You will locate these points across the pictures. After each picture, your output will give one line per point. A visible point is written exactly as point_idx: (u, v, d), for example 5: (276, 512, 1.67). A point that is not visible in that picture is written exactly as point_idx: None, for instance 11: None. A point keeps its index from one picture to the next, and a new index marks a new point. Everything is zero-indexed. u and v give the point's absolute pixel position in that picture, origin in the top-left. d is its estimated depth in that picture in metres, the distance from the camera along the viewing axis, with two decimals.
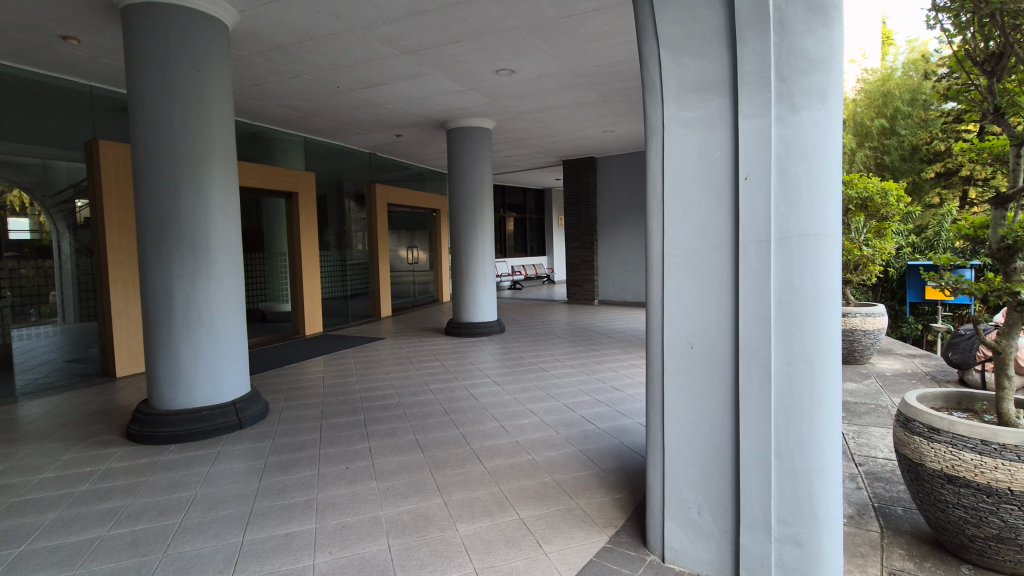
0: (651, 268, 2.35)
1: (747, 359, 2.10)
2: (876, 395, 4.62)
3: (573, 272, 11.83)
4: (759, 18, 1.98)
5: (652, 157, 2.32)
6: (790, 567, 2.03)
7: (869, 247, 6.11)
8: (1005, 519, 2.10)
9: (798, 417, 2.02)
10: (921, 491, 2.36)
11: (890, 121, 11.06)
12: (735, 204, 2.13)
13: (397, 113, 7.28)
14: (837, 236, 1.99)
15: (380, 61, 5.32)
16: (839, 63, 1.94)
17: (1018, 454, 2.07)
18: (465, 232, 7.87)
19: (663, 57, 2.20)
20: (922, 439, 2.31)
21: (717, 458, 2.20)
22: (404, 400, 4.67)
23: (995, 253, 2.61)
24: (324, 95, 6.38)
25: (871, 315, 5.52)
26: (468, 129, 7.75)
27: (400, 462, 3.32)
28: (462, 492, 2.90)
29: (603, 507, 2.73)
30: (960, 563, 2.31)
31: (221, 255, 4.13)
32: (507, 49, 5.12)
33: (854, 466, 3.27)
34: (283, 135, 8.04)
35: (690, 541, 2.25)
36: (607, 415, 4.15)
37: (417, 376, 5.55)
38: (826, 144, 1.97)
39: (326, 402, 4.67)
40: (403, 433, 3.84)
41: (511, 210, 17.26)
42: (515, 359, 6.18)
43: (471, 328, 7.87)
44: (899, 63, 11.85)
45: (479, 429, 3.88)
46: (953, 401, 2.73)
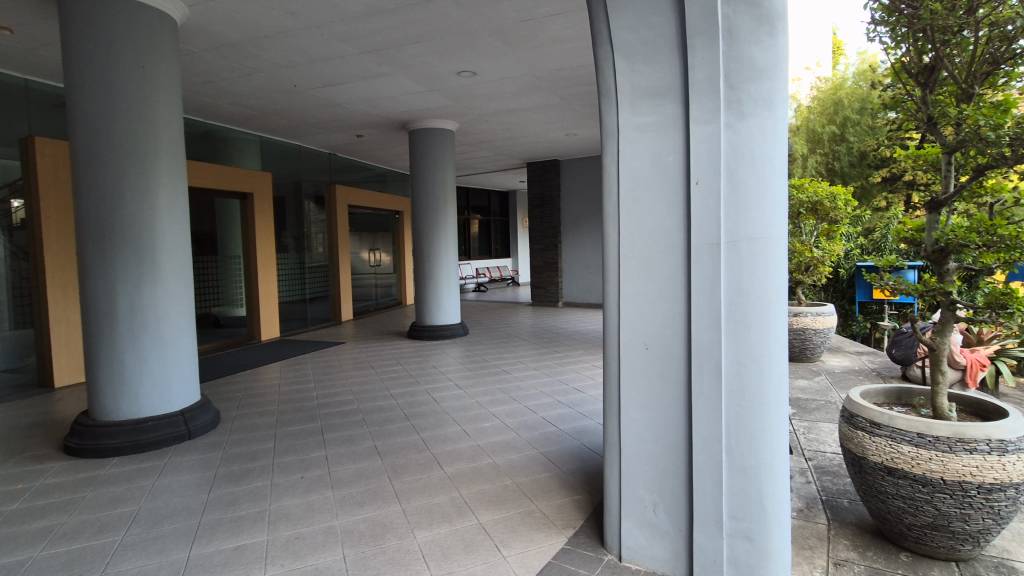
0: (607, 271, 2.38)
1: (699, 359, 2.14)
2: (825, 392, 4.81)
3: (537, 274, 11.89)
4: (708, 27, 2.02)
5: (607, 161, 2.35)
6: (741, 562, 2.08)
7: (819, 249, 6.36)
8: (939, 507, 2.21)
9: (748, 415, 2.08)
10: (863, 483, 2.46)
11: (840, 128, 11.58)
12: (687, 207, 2.18)
13: (357, 113, 7.16)
14: (782, 241, 2.06)
15: (338, 60, 5.22)
16: (783, 72, 2.01)
17: (950, 445, 2.18)
18: (427, 234, 7.79)
19: (617, 63, 2.22)
20: (864, 434, 2.41)
21: (672, 457, 2.24)
22: (364, 405, 4.58)
23: (931, 254, 2.75)
24: (281, 94, 6.21)
25: (821, 315, 5.72)
26: (430, 130, 7.69)
27: (357, 469, 3.25)
28: (421, 498, 2.86)
29: (562, 508, 2.75)
30: (899, 551, 2.42)
31: (170, 259, 3.97)
32: (467, 50, 5.10)
33: (803, 461, 3.39)
34: (238, 134, 7.80)
35: (645, 539, 2.28)
36: (569, 416, 4.18)
37: (377, 380, 5.45)
38: (772, 150, 2.04)
39: (283, 410, 4.54)
40: (361, 439, 3.76)
41: (475, 211, 17.14)
42: (478, 362, 6.16)
43: (434, 332, 7.80)
44: (849, 72, 12.40)
45: (440, 433, 3.84)
46: (893, 396, 2.87)
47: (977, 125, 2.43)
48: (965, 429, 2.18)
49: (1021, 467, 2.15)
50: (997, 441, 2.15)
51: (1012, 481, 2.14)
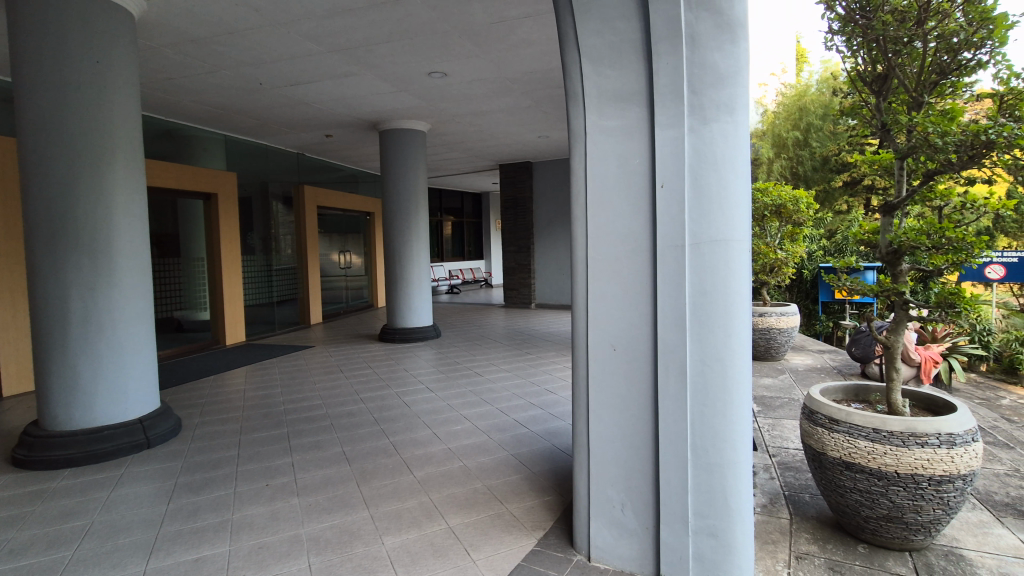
0: (576, 273, 2.40)
1: (665, 359, 2.17)
2: (789, 390, 4.94)
3: (510, 276, 11.91)
4: (671, 33, 2.06)
5: (575, 164, 2.37)
6: (706, 558, 2.12)
7: (783, 251, 6.55)
8: (893, 499, 2.29)
9: (712, 413, 2.12)
10: (823, 477, 2.53)
11: (804, 133, 11.94)
12: (653, 210, 2.21)
13: (326, 113, 7.04)
14: (744, 243, 2.10)
15: (305, 58, 5.13)
16: (745, 78, 2.06)
17: (904, 439, 2.27)
18: (399, 235, 7.71)
19: (584, 67, 2.24)
20: (823, 430, 2.49)
21: (639, 456, 2.26)
22: (332, 410, 4.50)
23: (885, 256, 2.85)
24: (246, 92, 6.06)
25: (785, 314, 5.89)
26: (401, 131, 7.62)
27: (325, 475, 3.19)
28: (390, 504, 2.83)
29: (532, 510, 2.75)
30: (857, 542, 2.50)
31: (127, 262, 3.83)
32: (438, 51, 5.08)
33: (767, 457, 3.47)
34: (201, 133, 7.59)
35: (614, 539, 2.30)
36: (540, 417, 4.19)
37: (347, 384, 5.36)
38: (733, 155, 2.08)
39: (248, 416, 4.42)
40: (329, 445, 3.69)
41: (448, 213, 17.04)
42: (450, 364, 6.12)
43: (406, 334, 7.73)
44: (813, 79, 12.78)
45: (410, 437, 3.80)
46: (851, 393, 2.96)
47: (926, 133, 2.53)
48: (917, 424, 2.27)
49: (968, 459, 2.25)
50: (947, 435, 2.25)
51: (960, 472, 2.23)
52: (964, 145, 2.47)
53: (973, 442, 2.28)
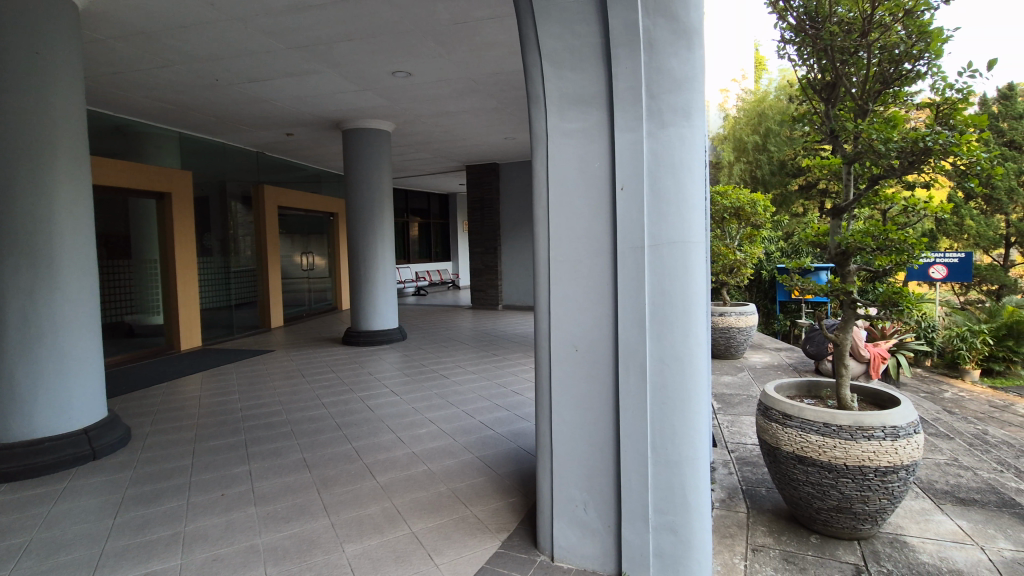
0: (538, 274, 2.41)
1: (625, 359, 2.20)
2: (747, 387, 5.09)
3: (477, 277, 11.89)
4: (630, 37, 2.09)
5: (537, 165, 2.38)
6: (666, 553, 2.16)
7: (741, 252, 6.74)
8: (843, 491, 2.38)
9: (671, 412, 2.16)
10: (778, 472, 2.61)
11: (763, 138, 12.44)
12: (613, 212, 2.24)
13: (287, 111, 6.87)
14: (701, 245, 2.15)
15: (263, 55, 5.00)
16: (701, 84, 2.11)
17: (852, 433, 2.37)
18: (363, 237, 7.59)
19: (545, 69, 2.25)
20: (777, 425, 2.57)
21: (601, 454, 2.29)
22: (292, 416, 4.38)
23: (835, 257, 2.96)
24: (202, 88, 5.86)
25: (743, 314, 6.07)
26: (365, 130, 7.50)
27: (283, 483, 3.11)
28: (352, 510, 2.77)
29: (497, 512, 2.75)
30: (810, 533, 2.59)
31: (72, 265, 3.66)
32: (401, 51, 5.03)
33: (726, 453, 3.57)
34: (154, 130, 7.30)
35: (576, 538, 2.32)
36: (506, 419, 4.19)
37: (308, 389, 5.24)
38: (690, 158, 2.13)
39: (203, 424, 4.27)
40: (289, 452, 3.60)
41: (415, 214, 16.86)
42: (416, 367, 6.06)
43: (370, 337, 7.61)
44: (771, 86, 13.29)
45: (374, 442, 3.74)
46: (804, 389, 3.08)
47: (871, 138, 2.67)
48: (864, 418, 2.37)
49: (910, 450, 2.36)
50: (891, 427, 2.35)
51: (903, 463, 2.34)
52: (905, 151, 2.60)
53: (915, 434, 2.39)
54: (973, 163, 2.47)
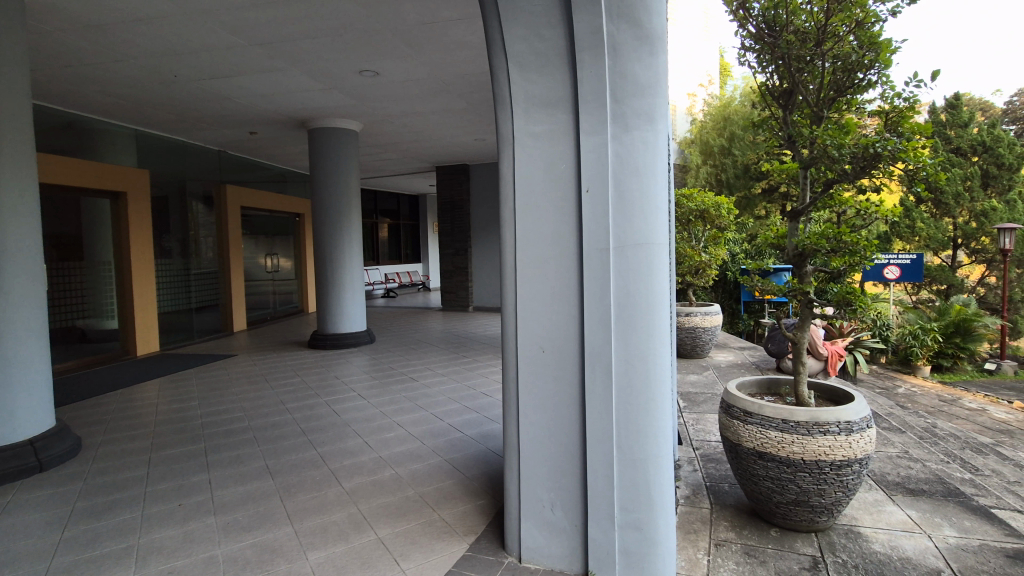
0: (505, 275, 2.42)
1: (591, 360, 2.23)
2: (711, 385, 5.22)
3: (448, 279, 11.84)
4: (594, 42, 2.11)
5: (504, 167, 2.39)
6: (631, 551, 2.19)
7: (706, 254, 6.89)
8: (801, 485, 2.46)
9: (636, 411, 2.19)
10: (739, 467, 2.68)
11: (728, 141, 12.99)
12: (579, 214, 2.26)
13: (251, 109, 6.71)
14: (664, 246, 2.19)
15: (225, 51, 4.86)
16: (663, 89, 2.15)
17: (809, 429, 2.44)
18: (330, 238, 7.46)
19: (511, 71, 2.26)
20: (738, 422, 2.64)
21: (568, 455, 2.30)
22: (256, 422, 4.27)
23: (792, 258, 3.06)
24: (159, 84, 5.67)
25: (708, 314, 6.21)
26: (332, 130, 7.38)
27: (245, 492, 3.02)
28: (316, 518, 2.72)
29: (465, 515, 2.73)
30: (770, 527, 2.67)
31: (17, 268, 3.48)
32: (368, 50, 4.97)
33: (691, 450, 3.65)
34: (108, 127, 7.01)
35: (544, 538, 2.33)
36: (476, 421, 4.18)
37: (273, 394, 5.11)
38: (653, 162, 2.16)
39: (161, 432, 4.12)
40: (252, 459, 3.51)
41: (385, 215, 16.66)
42: (384, 370, 5.99)
43: (338, 340, 7.49)
44: (736, 91, 13.79)
45: (340, 447, 3.68)
46: (764, 386, 3.16)
47: (825, 144, 2.78)
48: (820, 414, 2.46)
49: (864, 444, 2.45)
50: (845, 422, 2.44)
51: (857, 457, 2.44)
52: (857, 156, 2.72)
53: (867, 428, 2.49)
54: (919, 168, 2.60)
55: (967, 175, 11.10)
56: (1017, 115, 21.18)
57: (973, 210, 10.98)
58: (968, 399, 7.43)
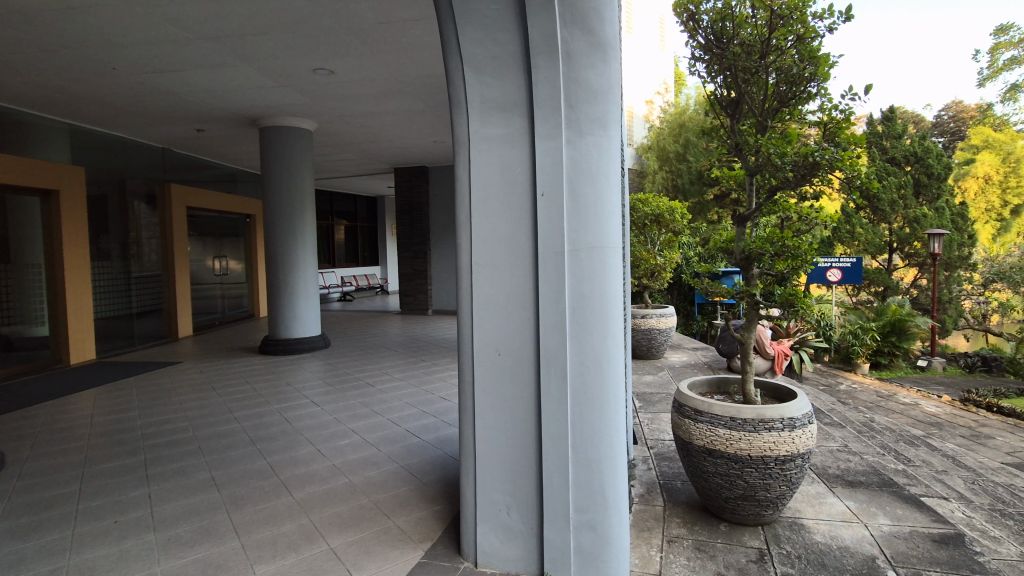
0: (461, 277, 2.41)
1: (546, 363, 2.24)
2: (665, 386, 5.35)
3: (406, 282, 11.68)
4: (549, 47, 2.12)
5: (459, 169, 2.38)
6: (586, 551, 2.21)
7: (661, 257, 7.06)
8: (749, 480, 2.55)
9: (591, 413, 2.22)
10: (691, 465, 2.76)
11: (683, 148, 13.48)
12: (534, 217, 2.27)
13: (197, 105, 6.44)
14: (617, 250, 2.23)
15: (169, 44, 4.66)
16: (615, 95, 2.19)
17: (756, 426, 2.54)
18: (283, 240, 7.23)
19: (466, 74, 2.25)
20: (690, 421, 2.71)
21: (524, 456, 2.31)
22: (201, 432, 4.08)
23: (739, 262, 3.16)
24: (96, 76, 5.36)
25: (663, 316, 6.37)
26: (285, 128, 7.17)
27: (188, 505, 2.88)
28: (265, 530, 2.62)
29: (421, 522, 2.70)
30: (719, 522, 2.75)
31: None
32: (322, 48, 4.86)
33: (646, 450, 3.72)
34: (39, 121, 6.58)
35: (500, 542, 2.32)
36: (433, 426, 4.14)
37: (220, 403, 4.90)
38: (606, 166, 2.21)
39: (95, 445, 3.87)
40: (196, 471, 3.35)
41: (341, 217, 16.32)
42: (339, 376, 5.84)
43: (290, 345, 7.25)
44: (690, 100, 14.28)
45: (291, 456, 3.56)
46: (714, 385, 3.27)
47: (769, 153, 2.92)
48: (765, 411, 2.56)
49: (806, 439, 2.57)
50: (789, 419, 2.55)
51: (799, 452, 2.55)
52: (799, 165, 2.87)
53: (809, 424, 2.60)
54: (855, 177, 2.77)
55: (901, 184, 11.85)
56: (945, 129, 22.82)
57: (906, 216, 11.72)
58: (903, 394, 7.91)
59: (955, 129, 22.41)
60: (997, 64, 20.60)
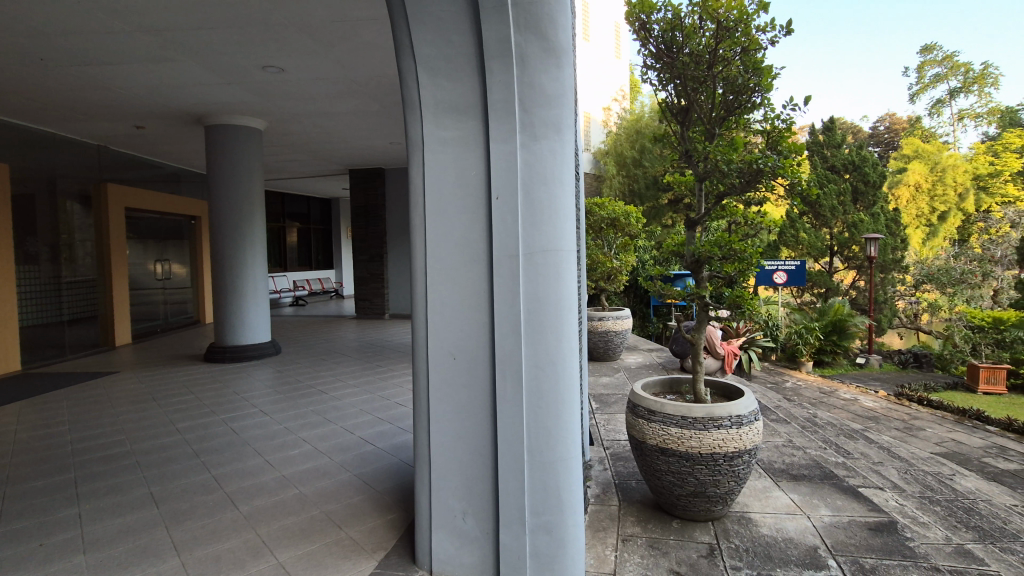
0: (415, 281, 2.38)
1: (502, 367, 2.23)
2: (622, 387, 5.44)
3: (362, 286, 11.45)
4: (503, 51, 2.12)
5: (413, 172, 2.35)
6: (541, 555, 2.21)
7: (618, 260, 7.19)
8: (699, 477, 2.62)
9: (546, 415, 2.23)
10: (645, 464, 2.81)
11: (639, 154, 13.83)
12: (488, 221, 2.27)
13: (136, 101, 6.11)
14: (571, 254, 2.25)
15: (105, 36, 4.41)
16: (569, 100, 2.22)
17: (706, 424, 2.61)
18: (230, 243, 6.96)
19: (420, 76, 2.22)
20: (643, 420, 2.77)
21: (479, 460, 2.30)
22: (139, 446, 3.85)
23: (690, 264, 3.25)
24: (23, 67, 5.01)
25: (620, 318, 6.48)
26: (232, 127, 6.90)
27: (122, 524, 2.71)
28: (208, 546, 2.50)
29: (374, 531, 2.64)
30: (672, 519, 2.82)
31: None
32: (271, 45, 4.72)
33: (602, 450, 3.78)
34: None
35: (455, 549, 2.30)
36: (388, 432, 4.06)
37: (161, 414, 4.65)
38: (560, 170, 2.22)
39: (18, 463, 3.59)
40: (133, 487, 3.16)
41: (294, 219, 15.85)
42: (291, 383, 5.66)
43: (238, 352, 6.97)
44: (645, 108, 14.67)
45: (238, 468, 3.42)
46: (667, 386, 3.34)
47: (716, 160, 3.04)
48: (714, 409, 2.63)
49: (752, 435, 2.66)
50: (736, 416, 2.63)
51: (746, 448, 2.63)
52: (744, 171, 3.01)
53: (755, 421, 2.70)
54: (796, 183, 2.91)
55: (840, 191, 12.53)
56: (880, 139, 24.32)
57: (845, 221, 12.38)
58: (843, 390, 8.34)
59: (889, 140, 23.94)
60: (924, 80, 22.16)
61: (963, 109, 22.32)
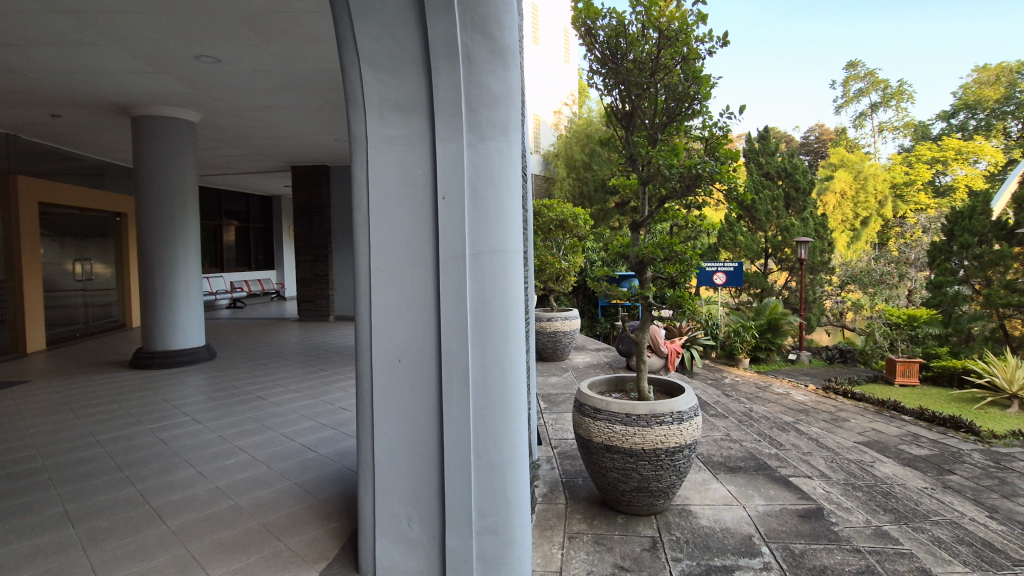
0: (358, 282, 2.32)
1: (448, 368, 2.21)
2: (569, 386, 5.51)
3: (306, 287, 11.06)
4: (449, 51, 2.10)
5: (357, 169, 2.28)
6: (488, 557, 2.20)
7: (566, 261, 7.28)
8: (643, 472, 2.69)
9: (493, 416, 2.22)
10: (591, 461, 2.86)
11: (587, 158, 14.12)
12: (434, 221, 2.24)
13: (52, 87, 5.64)
14: (518, 254, 2.26)
15: (14, 15, 4.05)
16: (515, 102, 2.22)
17: (648, 420, 2.68)
18: (160, 241, 6.54)
19: (364, 72, 2.16)
20: (589, 419, 2.82)
21: (426, 463, 2.26)
22: (53, 461, 3.54)
23: (635, 265, 3.32)
24: None
25: (568, 319, 6.56)
26: (162, 118, 6.50)
27: (31, 547, 2.48)
28: (130, 566, 2.33)
29: (315, 541, 2.54)
30: (616, 514, 2.88)
31: None
32: (205, 34, 4.48)
33: (549, 449, 3.81)
34: None
35: (399, 555, 2.26)
36: (332, 437, 3.94)
37: (79, 425, 4.30)
38: (506, 171, 2.22)
39: None
40: (46, 505, 2.91)
41: (232, 217, 15.12)
42: (227, 389, 5.39)
43: (168, 357, 6.57)
44: (593, 112, 14.98)
45: (167, 480, 3.22)
46: (612, 384, 3.41)
47: (659, 164, 3.13)
48: (657, 406, 2.71)
49: (692, 430, 2.75)
50: (677, 412, 2.72)
51: (686, 442, 2.73)
52: (684, 176, 3.12)
53: (695, 416, 2.79)
54: (732, 188, 3.05)
55: (774, 197, 13.24)
56: (810, 148, 25.91)
57: (779, 225, 13.10)
58: (777, 385, 8.82)
59: (819, 149, 25.55)
60: (849, 94, 23.80)
61: (883, 122, 24.11)
